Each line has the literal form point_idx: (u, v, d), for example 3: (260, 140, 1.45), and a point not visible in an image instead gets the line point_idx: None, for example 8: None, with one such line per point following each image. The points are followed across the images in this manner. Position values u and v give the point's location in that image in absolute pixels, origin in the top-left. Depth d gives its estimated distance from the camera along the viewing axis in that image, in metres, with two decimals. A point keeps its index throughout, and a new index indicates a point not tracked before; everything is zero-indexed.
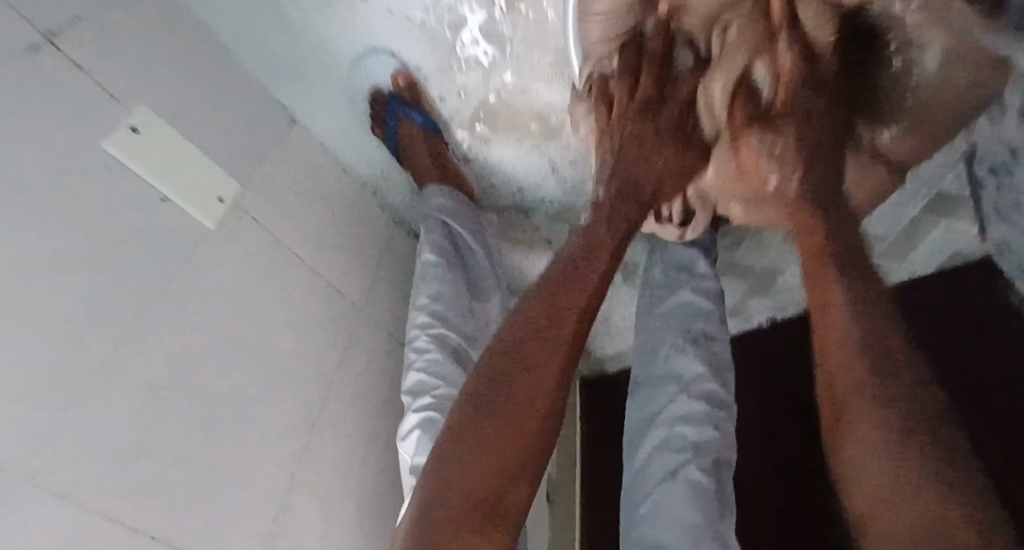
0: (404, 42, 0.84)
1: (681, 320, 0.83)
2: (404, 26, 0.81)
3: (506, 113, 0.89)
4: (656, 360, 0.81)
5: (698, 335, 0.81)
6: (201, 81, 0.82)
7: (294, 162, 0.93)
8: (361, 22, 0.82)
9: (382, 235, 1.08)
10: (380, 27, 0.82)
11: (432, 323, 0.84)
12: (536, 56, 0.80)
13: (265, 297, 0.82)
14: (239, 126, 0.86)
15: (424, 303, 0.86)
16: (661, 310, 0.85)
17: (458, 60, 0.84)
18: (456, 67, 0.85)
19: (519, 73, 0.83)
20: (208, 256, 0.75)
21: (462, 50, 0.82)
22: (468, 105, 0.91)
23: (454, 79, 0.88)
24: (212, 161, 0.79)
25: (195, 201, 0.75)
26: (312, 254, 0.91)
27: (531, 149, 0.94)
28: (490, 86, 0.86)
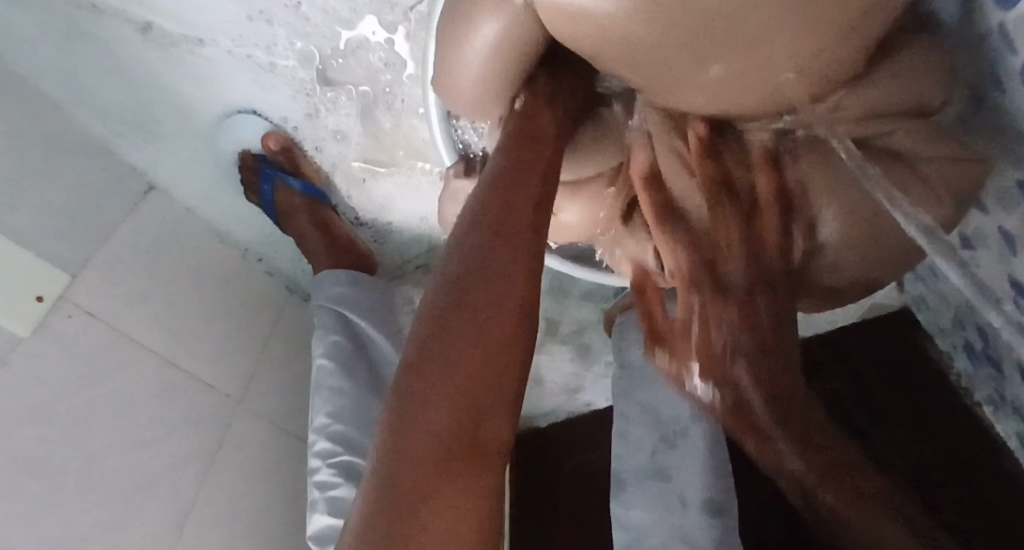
0: (261, 91, 0.75)
1: (668, 402, 0.63)
2: (255, 71, 0.72)
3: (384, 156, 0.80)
4: (643, 461, 0.62)
5: (680, 427, 0.61)
6: (21, 146, 0.68)
7: (150, 231, 0.80)
8: (209, 70, 0.72)
9: (271, 306, 0.93)
10: (231, 76, 0.73)
11: (336, 452, 0.73)
12: (407, 94, 0.72)
13: (103, 406, 0.67)
14: (74, 197, 0.72)
15: (324, 426, 0.74)
16: (640, 395, 0.67)
17: (323, 101, 0.75)
18: (320, 107, 0.76)
19: (387, 113, 0.75)
20: (19, 370, 0.61)
21: (323, 88, 0.73)
22: (348, 149, 0.81)
23: (325, 124, 0.78)
24: (24, 249, 0.65)
25: (4, 310, 0.60)
26: (174, 342, 0.77)
27: (416, 192, 0.84)
28: (365, 129, 0.77)
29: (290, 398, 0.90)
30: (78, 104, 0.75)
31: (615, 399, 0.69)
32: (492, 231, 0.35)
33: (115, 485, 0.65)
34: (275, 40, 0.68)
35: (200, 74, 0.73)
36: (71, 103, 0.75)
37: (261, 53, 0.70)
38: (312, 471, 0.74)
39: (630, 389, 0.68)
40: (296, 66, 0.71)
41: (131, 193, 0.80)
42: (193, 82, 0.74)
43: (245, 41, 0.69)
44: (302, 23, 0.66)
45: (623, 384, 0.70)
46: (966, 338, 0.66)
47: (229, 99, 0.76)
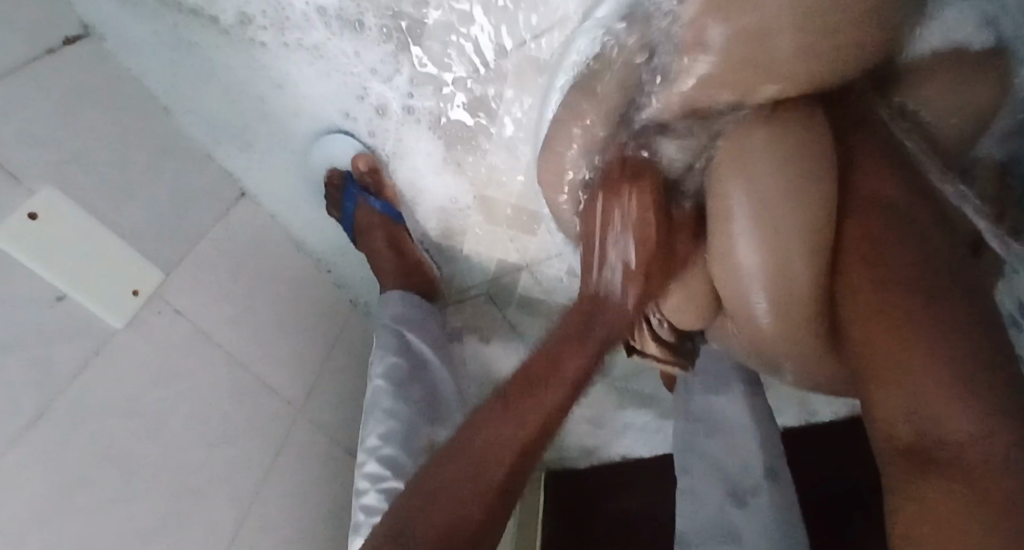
0: (327, 74, 0.76)
1: (735, 459, 0.64)
2: (329, 65, 0.75)
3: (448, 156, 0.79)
4: (709, 514, 0.62)
5: (749, 484, 0.62)
6: (136, 144, 0.73)
7: (237, 235, 0.83)
8: (294, 74, 0.76)
9: (335, 318, 0.95)
10: (304, 64, 0.75)
11: (385, 475, 0.72)
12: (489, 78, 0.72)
13: (180, 400, 0.69)
14: (176, 197, 0.76)
15: (375, 447, 0.73)
16: (712, 442, 0.67)
17: (385, 94, 0.76)
18: (369, 65, 0.74)
19: (437, 99, 0.75)
20: (114, 361, 0.64)
21: (381, 78, 0.75)
22: (413, 148, 0.81)
23: (384, 114, 0.79)
24: (126, 242, 0.68)
25: (105, 301, 0.64)
26: (248, 345, 0.79)
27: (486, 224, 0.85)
28: (422, 121, 0.77)
29: (343, 411, 0.91)
30: (184, 111, 0.80)
31: (679, 451, 0.70)
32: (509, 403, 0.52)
33: (183, 477, 0.67)
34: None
35: (289, 83, 0.78)
36: (182, 110, 0.80)
37: (326, 28, 0.72)
38: (359, 493, 0.73)
39: (701, 436, 0.69)
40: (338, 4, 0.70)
41: (224, 197, 0.84)
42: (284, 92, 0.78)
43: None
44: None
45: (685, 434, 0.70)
46: None
47: (308, 98, 0.79)
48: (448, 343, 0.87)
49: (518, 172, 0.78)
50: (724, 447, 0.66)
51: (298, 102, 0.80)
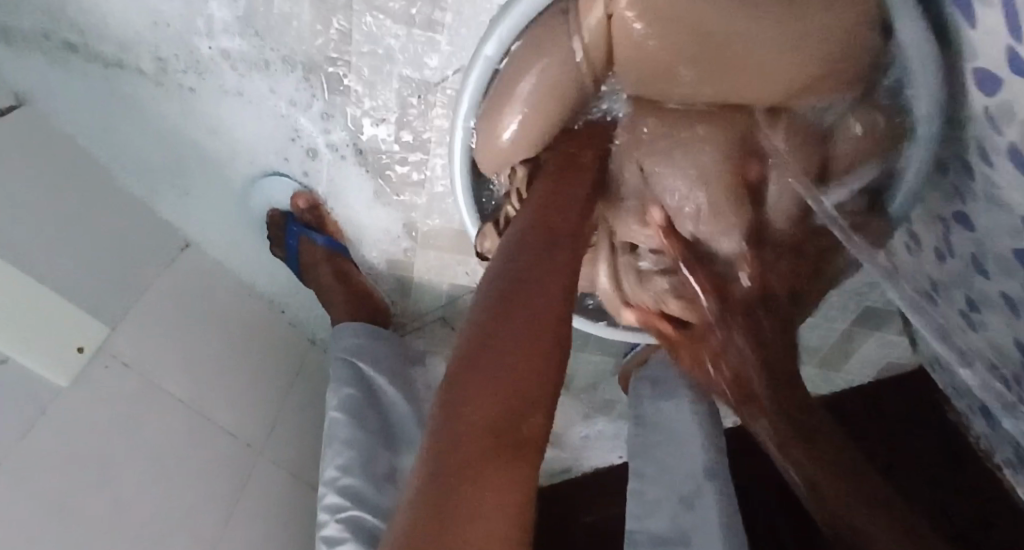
0: (256, 114, 0.76)
1: (684, 457, 0.66)
2: (250, 110, 0.76)
3: (377, 187, 0.81)
4: (660, 519, 0.61)
5: (692, 486, 0.61)
6: (70, 202, 0.74)
7: (186, 284, 0.84)
8: (225, 123, 0.78)
9: (292, 358, 0.96)
10: (235, 108, 0.76)
11: (344, 506, 0.72)
12: (400, 109, 0.72)
13: (132, 452, 0.69)
14: (115, 248, 0.77)
15: (334, 478, 0.74)
16: (667, 444, 0.69)
17: (309, 133, 0.77)
18: (285, 99, 0.73)
19: (351, 130, 0.75)
20: (58, 419, 0.63)
21: (302, 115, 0.75)
22: (343, 181, 0.82)
23: (308, 148, 0.79)
24: (67, 299, 0.68)
25: (48, 360, 0.64)
26: (202, 393, 0.79)
27: (432, 254, 0.87)
28: (345, 153, 0.78)
29: (305, 451, 0.91)
30: (122, 166, 0.82)
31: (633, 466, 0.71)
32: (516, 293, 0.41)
33: (139, 529, 0.66)
34: (217, 23, 0.68)
35: (220, 128, 0.78)
36: (118, 165, 0.82)
37: (241, 72, 0.72)
38: (320, 527, 0.73)
39: (657, 444, 0.71)
40: (243, 46, 0.69)
41: (169, 247, 0.84)
42: (220, 137, 0.79)
43: (185, 20, 0.68)
44: (292, 44, 0.68)
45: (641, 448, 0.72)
46: (982, 404, 0.74)
47: (240, 142, 0.80)
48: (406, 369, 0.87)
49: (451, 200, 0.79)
50: (673, 456, 0.67)
51: (233, 147, 0.81)
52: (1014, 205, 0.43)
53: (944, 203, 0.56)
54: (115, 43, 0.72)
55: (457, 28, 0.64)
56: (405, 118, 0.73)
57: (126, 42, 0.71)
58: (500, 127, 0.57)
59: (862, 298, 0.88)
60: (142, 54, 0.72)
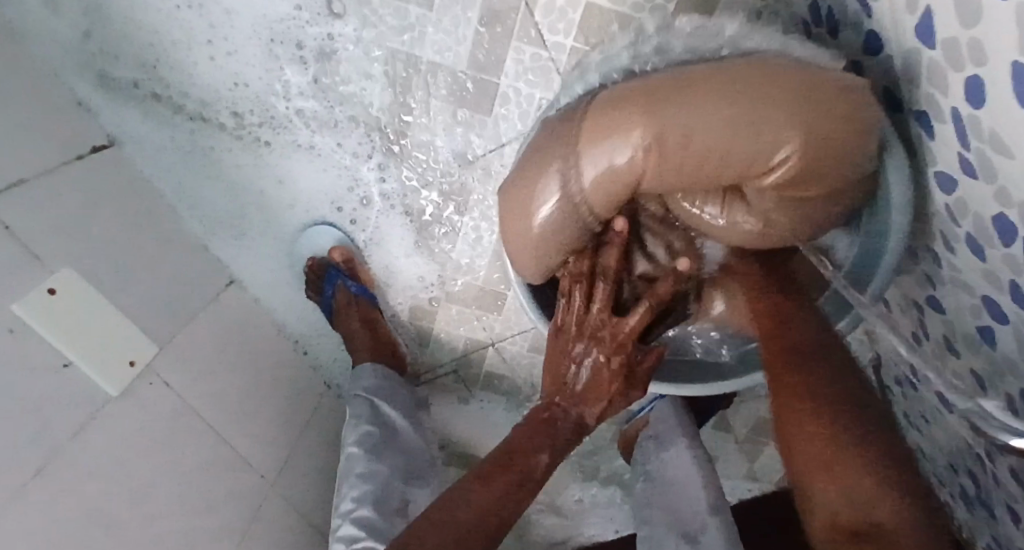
0: (319, 167, 0.86)
1: (682, 512, 0.71)
2: (316, 163, 0.85)
3: (417, 238, 0.89)
4: None
5: (692, 535, 0.66)
6: (138, 235, 0.82)
7: (225, 320, 0.90)
8: (287, 174, 0.87)
9: (311, 398, 1.00)
10: (300, 161, 0.86)
11: (358, 536, 0.74)
12: (452, 164, 0.82)
13: (163, 468, 0.72)
14: (171, 278, 0.84)
15: (349, 510, 0.77)
16: (672, 492, 0.74)
17: (367, 185, 0.86)
18: (349, 152, 0.83)
19: (403, 183, 0.85)
20: (106, 425, 0.68)
21: (363, 168, 0.85)
22: (388, 233, 0.90)
23: (362, 198, 0.88)
24: (127, 318, 0.75)
25: (104, 370, 0.69)
26: (230, 421, 0.84)
27: (455, 310, 0.94)
28: (396, 205, 0.87)
29: (313, 491, 0.94)
30: (185, 206, 0.90)
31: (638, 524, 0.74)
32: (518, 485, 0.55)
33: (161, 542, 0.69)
34: (292, 88, 0.80)
35: (284, 178, 0.88)
36: (181, 206, 0.90)
37: (308, 130, 0.83)
38: None
39: (662, 492, 0.76)
40: (315, 106, 0.81)
41: (216, 284, 0.91)
42: (278, 187, 0.89)
43: (264, 84, 0.80)
44: (359, 111, 0.80)
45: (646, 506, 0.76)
46: (962, 484, 0.79)
47: (299, 189, 0.89)
48: (420, 416, 0.92)
49: (482, 255, 0.88)
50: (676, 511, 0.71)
51: (288, 197, 0.90)
52: (973, 285, 0.51)
53: (917, 288, 0.63)
54: (202, 99, 0.83)
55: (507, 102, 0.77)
56: (449, 179, 0.83)
57: (208, 99, 0.83)
58: (533, 209, 0.56)
59: None
60: (221, 111, 0.83)
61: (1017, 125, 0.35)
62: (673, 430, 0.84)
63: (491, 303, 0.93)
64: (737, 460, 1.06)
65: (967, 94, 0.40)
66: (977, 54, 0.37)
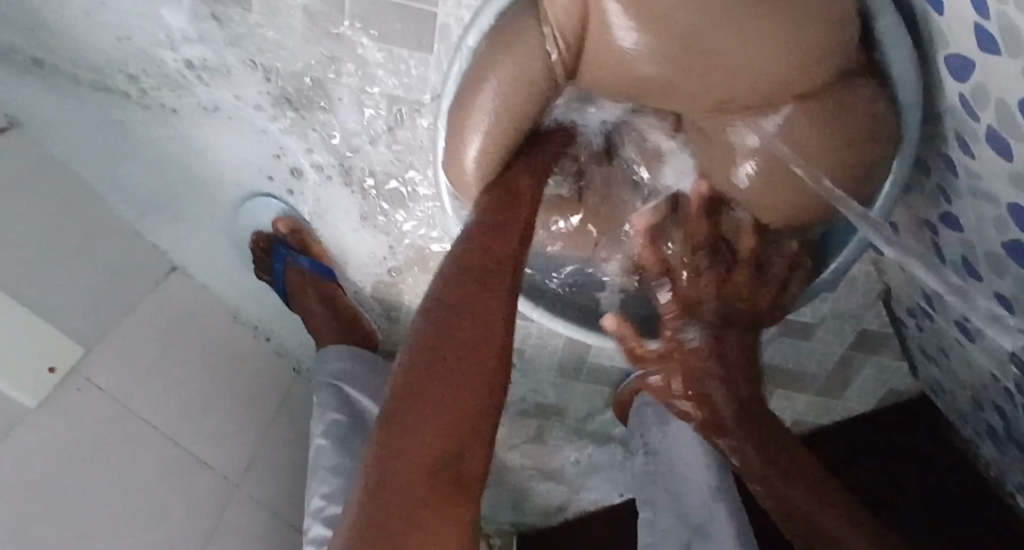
0: (236, 133, 0.76)
1: (684, 489, 0.64)
2: (238, 133, 0.76)
3: (366, 203, 0.80)
4: None
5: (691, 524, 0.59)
6: (56, 224, 0.73)
7: (168, 315, 0.82)
8: (209, 142, 0.79)
9: (278, 385, 0.93)
10: (216, 128, 0.77)
11: (331, 536, 0.68)
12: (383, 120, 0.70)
13: (97, 485, 0.65)
14: (97, 271, 0.76)
15: (319, 508, 0.70)
16: (671, 462, 0.69)
17: (294, 150, 0.77)
18: (257, 110, 0.73)
19: (332, 140, 0.74)
20: (20, 444, 0.60)
21: (284, 129, 0.75)
22: (333, 199, 0.82)
23: (293, 163, 0.79)
24: (41, 319, 0.67)
25: (17, 382, 0.61)
26: (181, 421, 0.77)
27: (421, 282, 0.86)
28: (333, 164, 0.77)
29: (289, 486, 0.88)
30: (109, 189, 0.82)
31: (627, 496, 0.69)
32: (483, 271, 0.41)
33: None
34: (176, 33, 0.67)
35: (204, 150, 0.79)
36: (105, 189, 0.82)
37: (208, 85, 0.72)
38: None
39: (665, 467, 0.69)
40: (205, 53, 0.68)
41: (154, 273, 0.84)
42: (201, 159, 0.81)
43: (143, 34, 0.68)
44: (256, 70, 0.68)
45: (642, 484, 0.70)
46: (986, 422, 0.71)
47: (222, 160, 0.80)
48: None
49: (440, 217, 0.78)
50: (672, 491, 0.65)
51: (217, 168, 0.82)
52: (999, 193, 0.42)
53: (930, 210, 0.55)
54: (86, 59, 0.72)
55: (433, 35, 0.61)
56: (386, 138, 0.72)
57: (97, 63, 0.72)
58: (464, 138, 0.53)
59: None
60: (115, 75, 0.73)
61: None
62: (666, 397, 0.77)
63: None
64: None
65: None
66: None
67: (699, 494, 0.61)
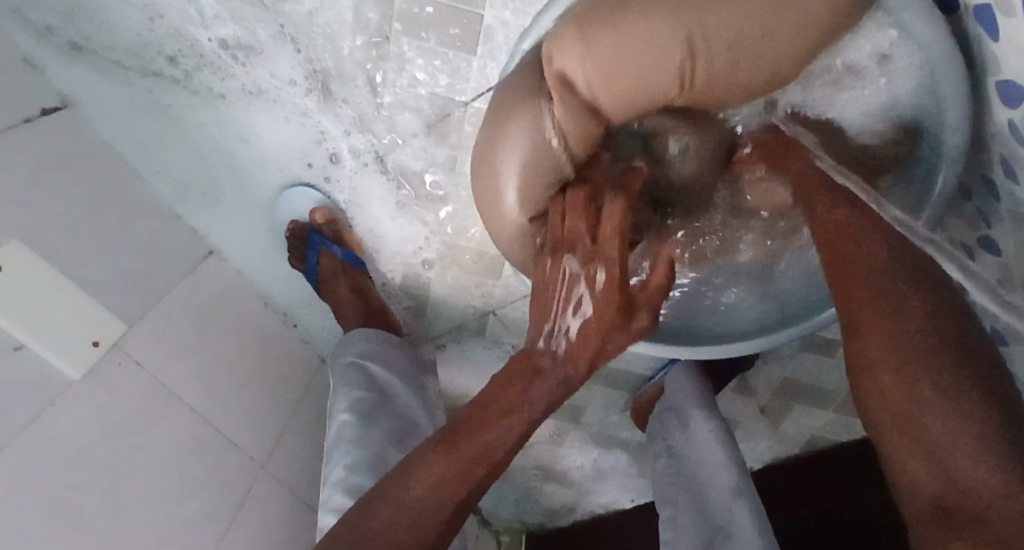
0: (273, 117, 0.80)
1: (707, 500, 0.64)
2: (281, 116, 0.80)
3: (400, 189, 0.83)
4: None
5: (714, 534, 0.60)
6: (105, 204, 0.76)
7: (205, 296, 0.85)
8: (250, 126, 0.82)
9: (305, 371, 0.96)
10: (259, 113, 0.80)
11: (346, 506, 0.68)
12: (410, 97, 0.74)
13: (135, 458, 0.67)
14: (141, 251, 0.78)
15: (341, 479, 0.71)
16: (694, 468, 0.69)
17: (331, 135, 0.81)
18: (291, 90, 0.78)
19: (360, 117, 0.78)
20: (65, 413, 0.62)
21: (319, 109, 0.79)
22: (369, 184, 0.84)
23: (329, 148, 0.82)
24: (88, 294, 0.69)
25: (66, 351, 0.64)
26: (212, 400, 0.79)
27: (451, 277, 0.88)
28: (368, 144, 0.80)
29: (312, 471, 0.90)
30: (155, 172, 0.85)
31: (664, 512, 0.69)
32: (529, 373, 0.50)
33: (134, 536, 0.65)
34: (208, 12, 0.74)
35: (244, 134, 0.83)
36: (150, 172, 0.85)
37: (243, 64, 0.77)
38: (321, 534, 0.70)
39: (686, 471, 0.71)
40: (235, 32, 0.75)
41: (193, 255, 0.86)
42: (245, 145, 0.84)
43: (178, 13, 0.74)
44: (291, 51, 0.75)
45: (668, 498, 0.71)
46: None
47: (264, 145, 0.83)
48: (418, 375, 0.86)
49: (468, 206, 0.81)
50: (697, 505, 0.66)
51: (258, 153, 0.84)
52: None
53: (967, 231, 0.55)
54: (139, 43, 0.77)
55: (461, 28, 0.68)
56: (416, 121, 0.76)
57: (138, 47, 0.78)
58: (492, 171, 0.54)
59: None
60: (155, 59, 0.78)
61: None
62: (692, 408, 0.78)
63: (488, 265, 0.86)
64: (757, 423, 1.00)
65: None
66: None
67: (724, 506, 0.62)
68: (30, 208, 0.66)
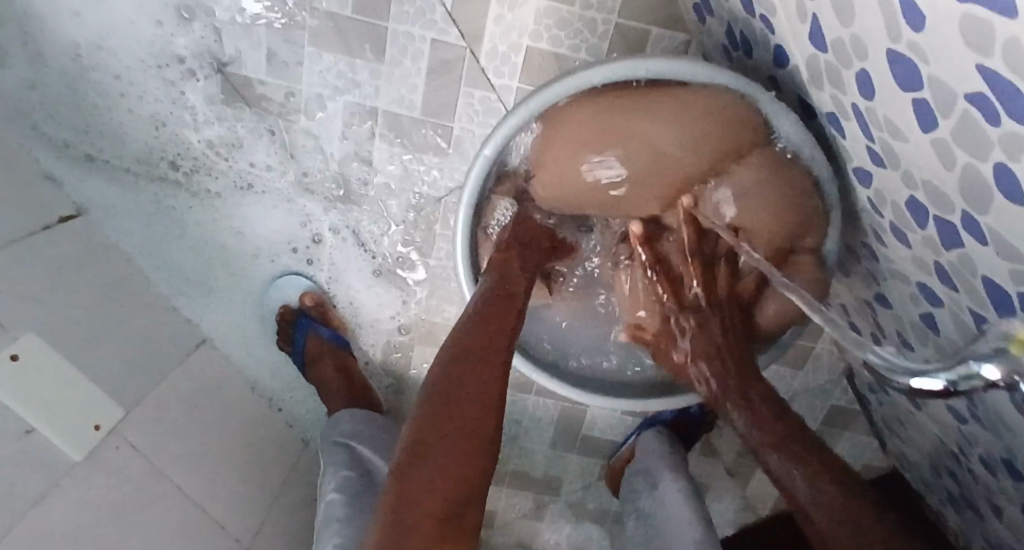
0: (265, 208, 0.90)
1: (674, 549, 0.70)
2: (271, 208, 0.90)
3: (382, 268, 0.92)
4: None
5: None
6: (110, 300, 0.83)
7: (197, 383, 0.90)
8: (241, 217, 0.91)
9: (290, 454, 0.99)
10: (252, 205, 0.90)
11: None
12: (383, 179, 0.85)
13: (130, 538, 0.70)
14: (140, 341, 0.85)
15: None
16: (663, 524, 0.75)
17: (315, 220, 0.90)
18: (278, 181, 0.88)
19: (337, 200, 0.88)
20: (68, 494, 0.66)
21: (304, 196, 0.89)
22: (353, 264, 0.93)
23: (314, 231, 0.91)
24: (91, 382, 0.74)
25: (65, 435, 0.68)
26: (202, 483, 0.82)
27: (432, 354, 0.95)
28: (348, 224, 0.90)
29: None
30: (155, 269, 0.93)
31: None
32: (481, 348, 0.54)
33: None
34: (200, 117, 0.84)
35: (238, 228, 0.92)
36: (151, 269, 0.93)
37: (226, 158, 0.87)
38: None
39: (657, 528, 0.75)
40: (223, 131, 0.85)
41: (187, 344, 0.93)
42: (239, 236, 0.92)
43: (175, 119, 0.85)
44: (273, 144, 0.85)
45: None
46: (947, 488, 0.78)
47: (256, 236, 0.92)
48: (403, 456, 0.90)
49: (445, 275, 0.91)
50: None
51: (250, 244, 0.93)
52: (909, 274, 0.53)
53: (866, 289, 0.65)
54: (145, 152, 0.87)
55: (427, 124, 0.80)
56: (392, 203, 0.87)
57: (144, 155, 0.87)
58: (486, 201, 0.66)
59: (827, 396, 0.96)
60: (158, 164, 0.88)
61: (907, 107, 0.38)
62: (658, 467, 0.84)
63: None
64: (725, 485, 1.05)
65: (861, 87, 0.43)
66: (861, 49, 0.40)
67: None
68: (45, 305, 0.73)
